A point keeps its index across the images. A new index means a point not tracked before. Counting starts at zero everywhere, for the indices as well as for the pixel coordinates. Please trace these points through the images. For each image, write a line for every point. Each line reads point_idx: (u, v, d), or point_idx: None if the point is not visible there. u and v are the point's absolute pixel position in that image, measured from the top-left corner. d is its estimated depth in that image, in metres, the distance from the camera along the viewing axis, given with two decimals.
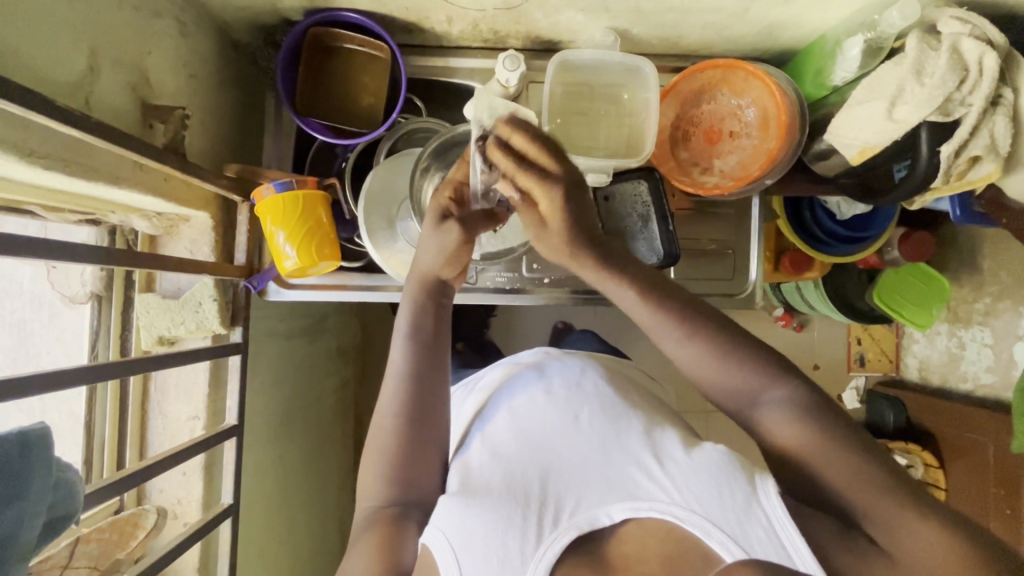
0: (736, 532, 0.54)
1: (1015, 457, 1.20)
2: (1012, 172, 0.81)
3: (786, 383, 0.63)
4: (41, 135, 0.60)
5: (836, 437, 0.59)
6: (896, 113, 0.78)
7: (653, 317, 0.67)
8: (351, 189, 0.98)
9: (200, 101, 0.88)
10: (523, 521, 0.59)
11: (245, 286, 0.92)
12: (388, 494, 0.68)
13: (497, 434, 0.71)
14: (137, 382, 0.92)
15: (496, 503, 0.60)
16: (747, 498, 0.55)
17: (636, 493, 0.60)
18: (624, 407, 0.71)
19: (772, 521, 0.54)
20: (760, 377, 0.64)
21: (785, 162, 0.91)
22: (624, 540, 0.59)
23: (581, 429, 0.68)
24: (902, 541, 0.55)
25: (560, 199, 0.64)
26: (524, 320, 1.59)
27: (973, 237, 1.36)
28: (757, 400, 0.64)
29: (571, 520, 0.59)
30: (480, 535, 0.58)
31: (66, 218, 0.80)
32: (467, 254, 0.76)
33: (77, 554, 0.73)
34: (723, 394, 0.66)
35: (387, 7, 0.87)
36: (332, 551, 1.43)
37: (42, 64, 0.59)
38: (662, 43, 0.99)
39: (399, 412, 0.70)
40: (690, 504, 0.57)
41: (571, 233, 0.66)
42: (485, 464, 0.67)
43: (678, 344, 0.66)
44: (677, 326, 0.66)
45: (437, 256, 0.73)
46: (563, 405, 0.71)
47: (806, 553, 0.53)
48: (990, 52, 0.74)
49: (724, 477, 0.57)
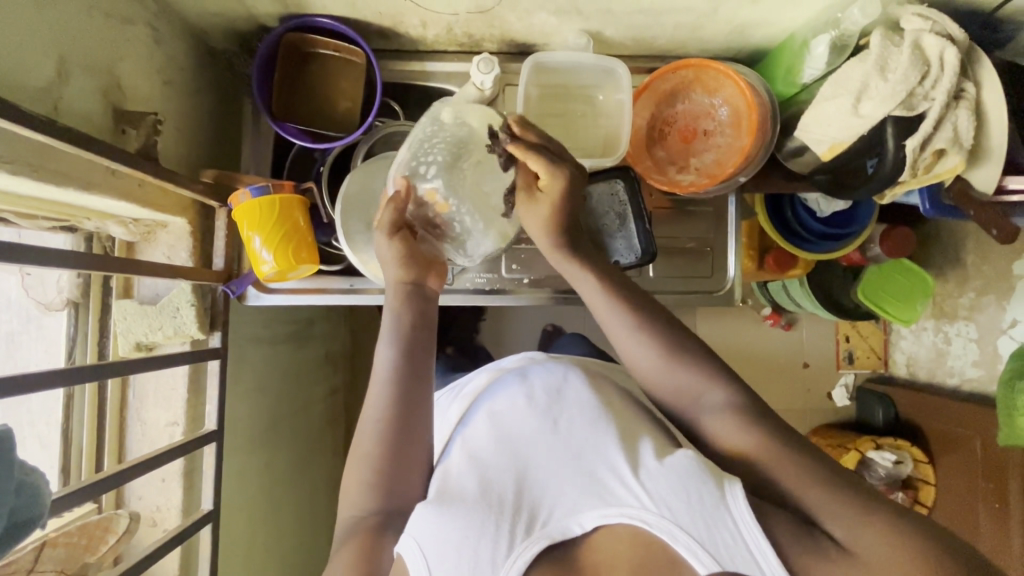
0: (703, 535, 0.55)
1: (1000, 449, 1.20)
2: (977, 164, 0.82)
3: (726, 388, 0.66)
4: (9, 141, 0.61)
5: (783, 434, 0.63)
6: (861, 109, 0.80)
7: (609, 308, 0.71)
8: (329, 194, 0.98)
9: (176, 108, 0.89)
10: (496, 527, 0.58)
11: (223, 291, 0.93)
12: (371, 501, 0.67)
13: (477, 441, 0.71)
14: (116, 388, 0.92)
15: (470, 510, 0.60)
16: (713, 503, 0.56)
17: (607, 498, 0.60)
18: (604, 410, 0.70)
19: (739, 526, 0.55)
20: (702, 377, 0.67)
21: (759, 159, 0.92)
22: (595, 547, 0.59)
23: (561, 435, 0.68)
24: (864, 541, 0.55)
25: (563, 177, 0.73)
26: (512, 324, 1.60)
27: (955, 231, 1.37)
28: (700, 403, 0.67)
29: (543, 529, 0.59)
30: (450, 541, 0.57)
31: (41, 226, 0.80)
32: (420, 258, 0.78)
33: (44, 558, 0.73)
34: (670, 396, 0.69)
35: (360, 12, 0.88)
36: (321, 560, 1.42)
37: (9, 71, 0.60)
38: (636, 44, 1.00)
39: (381, 418, 0.70)
40: (660, 510, 0.57)
41: (559, 212, 0.75)
42: (462, 473, 0.67)
43: (631, 335, 0.69)
44: (629, 316, 0.70)
45: (393, 264, 0.76)
46: (543, 410, 0.71)
47: (774, 562, 0.54)
48: (950, 46, 0.76)
49: (692, 482, 0.58)
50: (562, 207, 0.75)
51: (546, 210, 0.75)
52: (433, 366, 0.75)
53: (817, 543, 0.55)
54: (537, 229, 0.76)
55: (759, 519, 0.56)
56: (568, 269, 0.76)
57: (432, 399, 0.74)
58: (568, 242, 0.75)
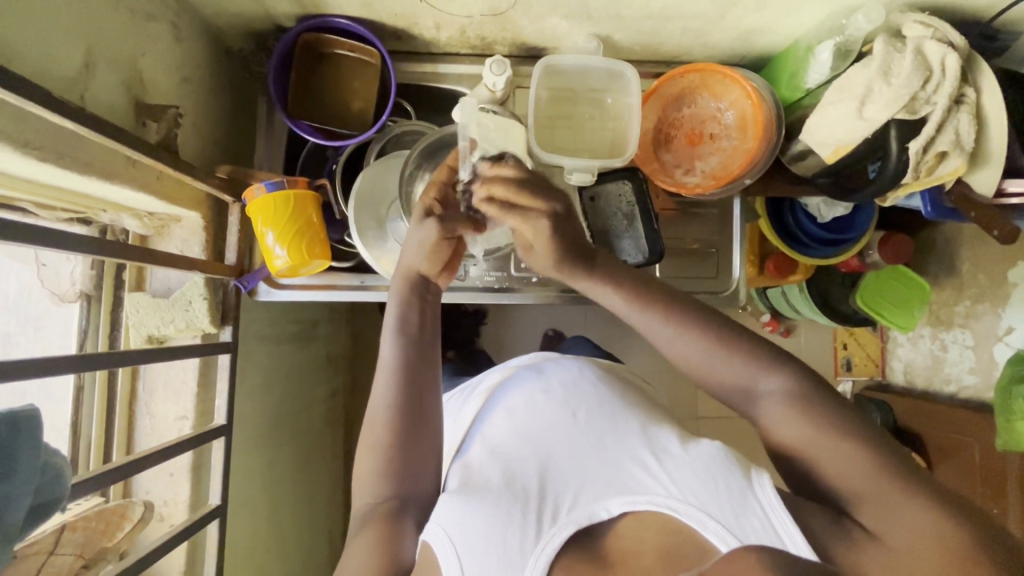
0: (731, 522, 0.55)
1: (999, 454, 1.21)
2: (977, 167, 0.85)
3: (781, 373, 0.64)
4: (37, 128, 0.62)
5: (835, 423, 0.60)
6: (866, 112, 0.82)
7: (641, 314, 0.71)
8: (342, 192, 1.00)
9: (193, 104, 0.90)
10: (522, 517, 0.59)
11: (235, 286, 0.94)
12: (383, 489, 0.68)
13: (496, 435, 0.72)
14: (125, 380, 0.93)
15: (496, 500, 0.61)
16: (741, 490, 0.56)
17: (633, 487, 0.61)
18: (621, 405, 0.71)
19: (768, 512, 0.55)
20: (754, 367, 0.66)
21: (764, 162, 0.94)
22: (619, 535, 0.60)
23: (579, 427, 0.69)
24: (893, 530, 0.54)
25: (546, 228, 0.70)
26: (514, 328, 1.61)
27: (951, 240, 1.39)
28: (755, 392, 0.65)
29: (569, 516, 0.60)
30: (479, 530, 0.58)
31: (58, 217, 0.81)
32: (448, 250, 0.77)
33: (63, 542, 0.73)
34: (722, 388, 0.68)
35: (377, 14, 0.90)
36: (321, 562, 1.42)
37: (39, 60, 0.61)
38: (644, 49, 1.02)
39: (393, 408, 0.71)
40: (687, 497, 0.58)
41: (559, 252, 0.72)
42: (484, 465, 0.68)
43: (668, 330, 0.70)
44: (666, 320, 0.70)
45: (417, 252, 0.75)
46: (561, 404, 0.72)
47: (800, 538, 0.53)
48: (952, 53, 0.79)
49: (720, 471, 0.58)
50: (560, 241, 0.72)
51: (545, 254, 0.73)
52: (438, 355, 0.77)
53: (843, 530, 0.56)
54: (546, 267, 0.75)
55: (790, 514, 0.55)
56: (590, 288, 0.75)
57: (439, 391, 0.75)
58: (581, 262, 0.74)
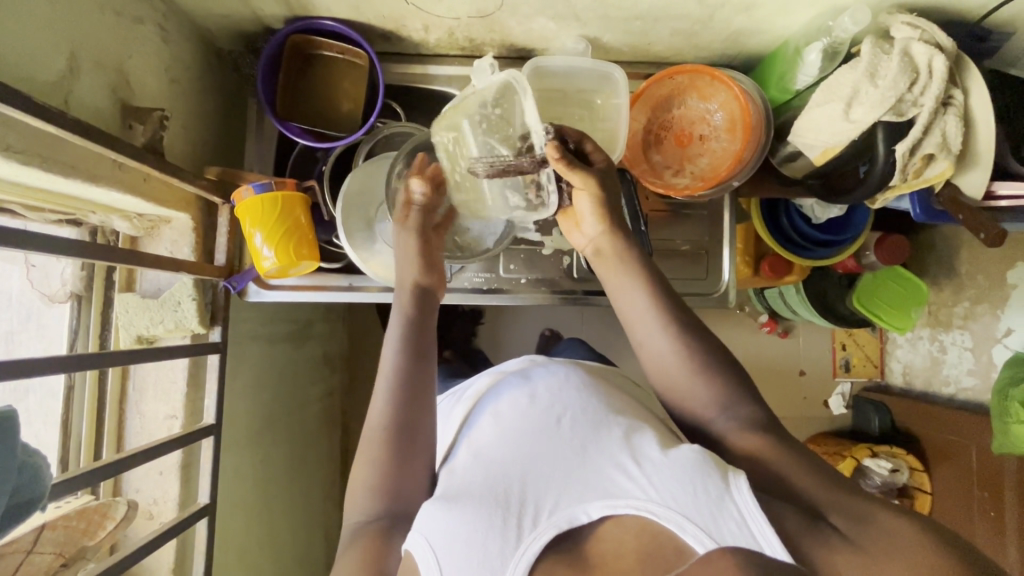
0: (708, 525, 0.56)
1: (995, 457, 1.20)
2: (965, 169, 0.84)
3: (740, 405, 0.69)
4: (19, 132, 0.63)
5: (790, 449, 0.65)
6: (853, 114, 0.82)
7: (642, 305, 0.74)
8: (330, 192, 1.00)
9: (182, 106, 0.91)
10: (503, 522, 0.60)
11: (224, 286, 0.94)
12: (374, 505, 0.68)
13: (482, 439, 0.72)
14: (116, 378, 0.94)
15: (478, 505, 0.61)
16: (720, 493, 0.57)
17: (613, 491, 0.61)
18: (603, 410, 0.71)
19: (744, 514, 0.56)
20: (718, 401, 0.70)
21: (752, 165, 0.94)
22: (602, 539, 0.60)
23: (561, 432, 0.68)
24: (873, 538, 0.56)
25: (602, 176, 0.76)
26: (510, 329, 1.61)
27: (949, 241, 1.38)
28: (719, 415, 0.69)
29: (550, 519, 0.61)
30: (461, 538, 0.58)
31: (47, 219, 0.82)
32: (433, 253, 0.84)
33: (42, 540, 0.74)
34: (687, 408, 0.72)
35: (363, 15, 0.90)
36: (315, 561, 1.43)
37: (21, 65, 0.61)
38: (633, 50, 1.02)
39: (385, 427, 0.71)
40: (665, 500, 0.58)
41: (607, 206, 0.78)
42: (468, 470, 0.68)
43: (665, 343, 0.72)
44: (659, 327, 0.72)
45: (404, 261, 0.83)
46: (544, 409, 0.71)
47: (774, 540, 0.54)
48: (938, 54, 0.78)
49: (699, 475, 0.59)
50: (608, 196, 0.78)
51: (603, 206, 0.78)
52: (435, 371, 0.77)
53: (822, 532, 0.57)
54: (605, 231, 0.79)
55: (765, 512, 0.57)
56: (612, 274, 0.78)
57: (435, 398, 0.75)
58: (625, 236, 0.78)
